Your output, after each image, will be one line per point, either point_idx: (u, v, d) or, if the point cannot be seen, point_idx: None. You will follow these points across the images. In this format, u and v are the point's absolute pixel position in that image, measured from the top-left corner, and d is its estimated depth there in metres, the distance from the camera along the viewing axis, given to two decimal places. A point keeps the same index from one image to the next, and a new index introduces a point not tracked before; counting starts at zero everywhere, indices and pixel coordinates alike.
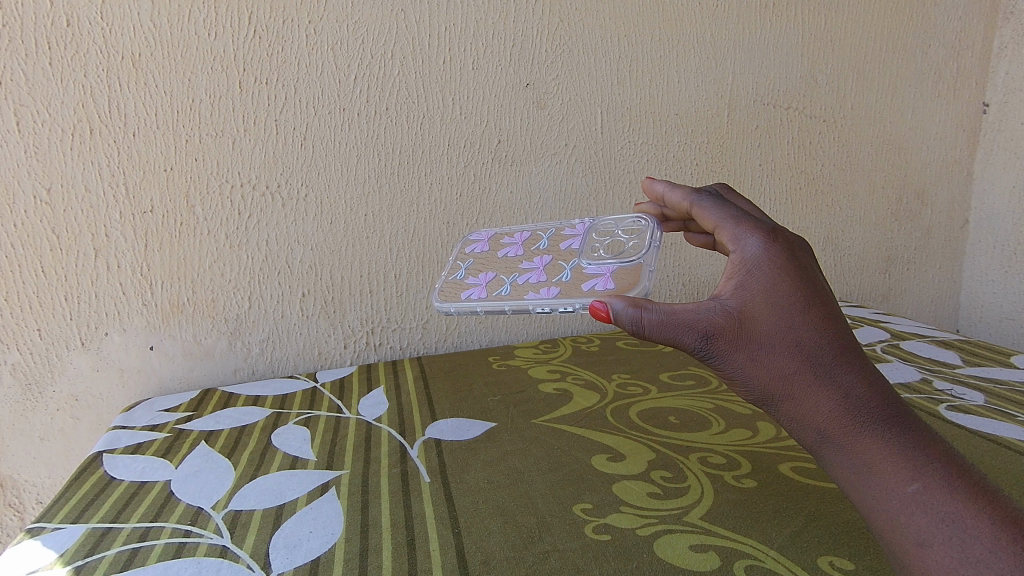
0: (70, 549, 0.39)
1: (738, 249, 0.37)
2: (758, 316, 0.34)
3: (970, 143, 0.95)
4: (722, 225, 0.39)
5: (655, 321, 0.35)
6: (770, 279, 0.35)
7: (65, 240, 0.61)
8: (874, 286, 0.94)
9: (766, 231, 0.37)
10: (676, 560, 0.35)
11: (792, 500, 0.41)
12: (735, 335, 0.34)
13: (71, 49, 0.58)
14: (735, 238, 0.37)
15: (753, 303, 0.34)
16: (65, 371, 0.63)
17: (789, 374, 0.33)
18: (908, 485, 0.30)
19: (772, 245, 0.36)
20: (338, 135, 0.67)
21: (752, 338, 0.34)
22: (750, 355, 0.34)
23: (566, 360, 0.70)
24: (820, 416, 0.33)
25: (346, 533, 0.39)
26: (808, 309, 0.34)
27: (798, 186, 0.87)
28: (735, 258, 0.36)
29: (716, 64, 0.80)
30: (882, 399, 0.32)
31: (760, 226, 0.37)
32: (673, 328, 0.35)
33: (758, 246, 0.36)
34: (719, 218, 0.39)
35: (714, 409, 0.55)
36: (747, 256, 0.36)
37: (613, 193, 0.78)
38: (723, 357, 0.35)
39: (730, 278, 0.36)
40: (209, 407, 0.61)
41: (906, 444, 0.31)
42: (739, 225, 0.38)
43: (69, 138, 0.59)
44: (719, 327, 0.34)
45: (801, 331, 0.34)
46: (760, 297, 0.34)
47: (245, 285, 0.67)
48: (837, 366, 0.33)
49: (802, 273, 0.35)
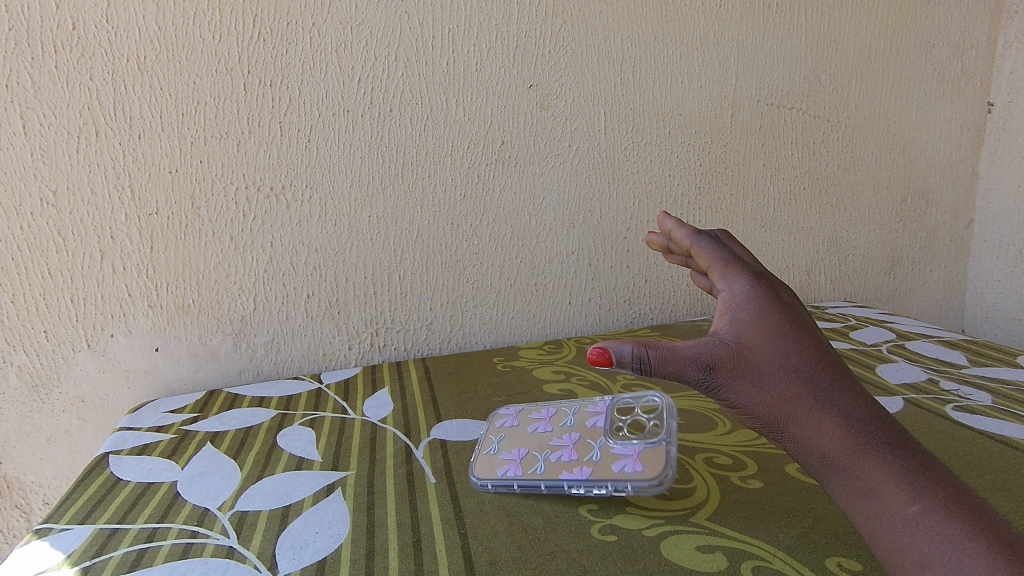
0: (77, 550, 0.39)
1: (729, 289, 0.39)
2: (754, 345, 0.36)
3: (974, 142, 0.95)
4: (714, 267, 0.41)
5: (658, 357, 0.36)
6: (762, 312, 0.37)
7: (71, 242, 0.61)
8: (879, 286, 0.94)
9: (754, 272, 0.40)
10: (683, 560, 0.35)
11: (799, 501, 0.40)
12: (735, 365, 0.36)
13: (77, 52, 0.58)
14: (725, 279, 0.40)
15: (747, 335, 0.36)
16: (71, 372, 0.64)
17: (789, 399, 0.34)
18: (908, 506, 0.30)
19: (759, 285, 0.39)
20: (342, 136, 0.67)
21: (751, 366, 0.36)
22: (751, 384, 0.35)
23: (571, 361, 0.70)
24: (821, 439, 0.33)
25: (352, 533, 0.39)
26: (799, 338, 0.36)
27: (803, 186, 0.87)
28: (725, 296, 0.39)
29: (719, 64, 0.79)
30: (882, 423, 0.33)
31: (748, 268, 0.40)
32: (675, 362, 0.36)
33: (746, 286, 0.39)
34: (711, 260, 0.42)
35: (719, 410, 0.55)
36: (737, 294, 0.38)
37: (616, 194, 0.78)
38: (725, 386, 0.36)
39: (723, 316, 0.38)
40: (215, 408, 0.61)
41: (906, 466, 0.31)
42: (728, 268, 0.41)
43: (75, 141, 0.60)
44: (719, 358, 0.36)
45: (797, 358, 0.35)
46: (754, 328, 0.37)
47: (250, 286, 0.67)
48: (835, 390, 0.34)
49: (790, 308, 0.38)
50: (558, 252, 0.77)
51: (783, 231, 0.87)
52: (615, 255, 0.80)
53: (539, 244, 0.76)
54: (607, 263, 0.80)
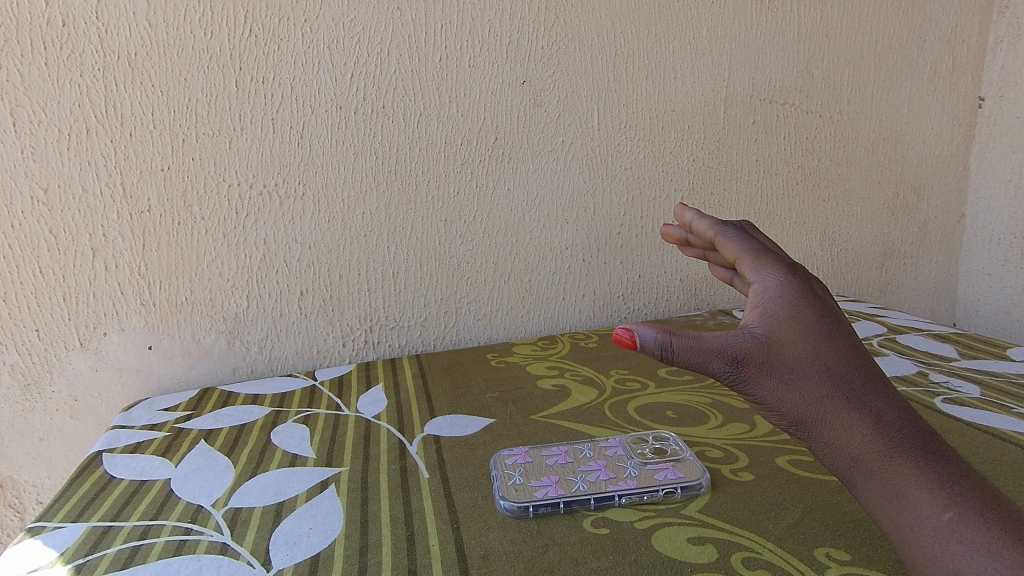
0: (70, 548, 0.39)
1: (760, 281, 0.38)
2: (785, 339, 0.35)
3: (966, 137, 0.95)
4: (744, 258, 0.40)
5: (683, 346, 0.35)
6: (793, 308, 0.36)
7: (63, 240, 0.61)
8: (871, 281, 0.95)
9: (787, 265, 0.38)
10: (674, 552, 0.35)
11: (789, 493, 0.41)
12: (765, 359, 0.34)
13: (66, 49, 0.58)
14: (757, 271, 0.38)
15: (780, 329, 0.35)
16: (64, 371, 0.64)
17: (820, 398, 0.33)
18: (942, 513, 0.30)
19: (792, 278, 0.37)
20: (335, 133, 0.67)
21: (782, 362, 0.34)
22: (780, 380, 0.34)
23: (565, 356, 0.70)
24: (852, 440, 0.33)
25: (346, 529, 0.39)
26: (832, 336, 0.35)
27: (795, 181, 0.87)
28: (757, 288, 0.38)
29: (712, 60, 0.80)
30: (915, 426, 0.32)
31: (778, 261, 0.39)
32: (700, 353, 0.35)
33: (780, 279, 0.37)
34: (741, 251, 0.41)
35: (711, 404, 0.56)
36: (769, 287, 0.37)
37: (610, 190, 0.78)
38: (752, 381, 0.35)
39: (755, 308, 0.37)
40: (209, 406, 0.61)
41: (939, 472, 0.31)
42: (759, 260, 0.39)
43: (66, 138, 0.59)
44: (747, 351, 0.34)
45: (828, 355, 0.34)
46: (787, 323, 0.35)
47: (243, 284, 0.67)
48: (868, 391, 0.33)
49: (823, 303, 0.36)
50: (552, 248, 0.77)
51: (775, 226, 0.87)
52: (609, 250, 0.80)
53: (533, 239, 0.76)
54: (601, 258, 0.80)
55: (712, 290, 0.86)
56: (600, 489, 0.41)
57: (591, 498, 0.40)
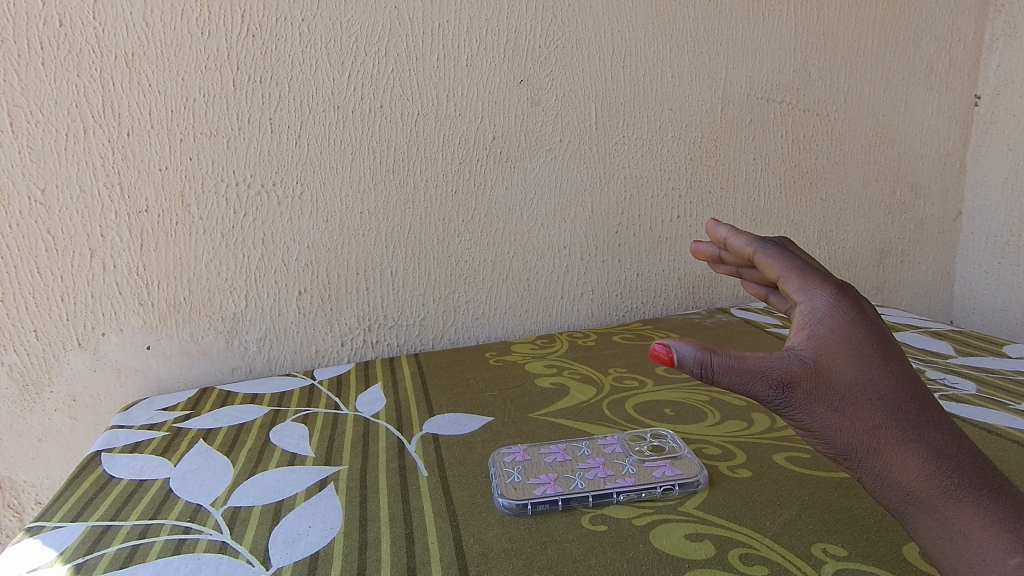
0: (70, 547, 0.39)
1: (807, 301, 0.35)
2: (836, 365, 0.33)
3: (962, 135, 0.95)
4: (788, 276, 0.37)
5: (724, 366, 0.33)
6: (844, 331, 0.33)
7: (61, 241, 0.61)
8: (869, 279, 0.95)
9: (836, 286, 0.36)
10: (672, 548, 0.36)
11: (787, 489, 0.41)
12: (814, 385, 0.32)
13: (63, 49, 0.58)
14: (802, 290, 0.36)
15: (830, 353, 0.33)
16: (62, 371, 0.64)
17: (874, 430, 0.32)
18: (1008, 556, 0.29)
19: (842, 299, 0.35)
20: (333, 133, 0.67)
21: (832, 389, 0.32)
22: (830, 407, 0.32)
23: (563, 355, 0.70)
24: (909, 476, 0.31)
25: (345, 527, 0.39)
26: (885, 362, 0.33)
27: (793, 179, 0.87)
28: (804, 308, 0.35)
29: (709, 58, 0.80)
30: (976, 463, 0.31)
31: (826, 280, 0.36)
32: (744, 375, 0.32)
33: (828, 300, 0.35)
34: (785, 268, 0.38)
35: (709, 402, 0.56)
36: (818, 308, 0.35)
37: (608, 188, 0.79)
38: (799, 407, 0.32)
39: (801, 329, 0.34)
40: (207, 406, 0.61)
41: (1002, 512, 0.30)
42: (805, 278, 0.37)
43: (63, 139, 0.59)
44: (795, 375, 0.32)
45: (882, 384, 0.32)
46: (837, 347, 0.33)
47: (242, 283, 0.67)
48: (924, 423, 0.32)
49: (873, 325, 0.34)
50: (550, 247, 0.78)
51: (772, 225, 0.87)
52: (607, 249, 0.80)
53: (531, 238, 0.77)
54: (599, 257, 0.80)
55: (710, 289, 0.86)
56: (598, 487, 0.41)
57: (588, 495, 0.40)
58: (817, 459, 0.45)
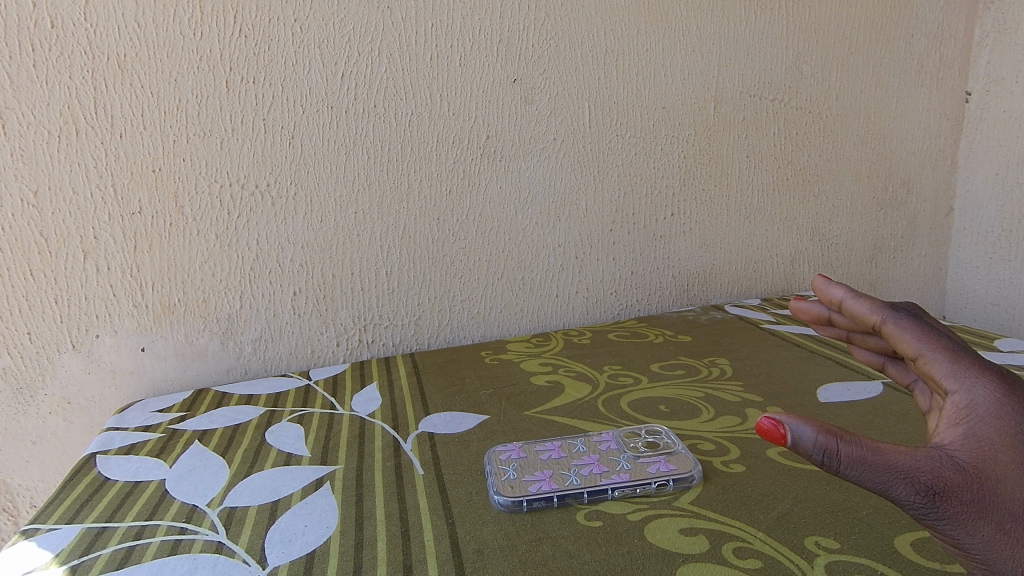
0: (65, 549, 0.39)
1: (963, 391, 0.29)
2: (999, 475, 0.27)
3: (953, 131, 0.96)
4: (933, 357, 0.30)
5: (853, 458, 0.28)
6: (1017, 435, 0.27)
7: (54, 243, 0.61)
8: (862, 275, 0.96)
9: (1001, 375, 0.29)
10: (666, 543, 0.36)
11: (780, 483, 0.41)
12: (970, 495, 0.27)
13: (55, 51, 0.58)
14: (957, 379, 0.29)
15: (993, 461, 0.27)
16: (56, 374, 0.63)
17: None
18: None
19: (1012, 393, 0.28)
20: (326, 133, 0.67)
21: (995, 502, 0.27)
22: (991, 524, 0.27)
23: (559, 353, 0.71)
24: None
25: (341, 526, 0.39)
26: None
27: (786, 177, 0.88)
28: (959, 400, 0.29)
29: (701, 56, 0.80)
30: None
31: (987, 367, 0.29)
32: (878, 472, 0.28)
33: (992, 393, 0.28)
34: (929, 346, 0.31)
35: (703, 398, 0.56)
36: (979, 403, 0.28)
37: (601, 187, 0.79)
38: (949, 518, 0.28)
39: (954, 425, 0.29)
40: (202, 407, 0.61)
41: None
42: (960, 362, 0.30)
43: (56, 140, 0.59)
44: (946, 481, 0.27)
45: None
46: (1004, 453, 0.27)
47: (236, 285, 0.67)
48: None
49: None
50: (545, 245, 0.78)
51: (766, 222, 0.88)
52: (602, 247, 0.80)
53: (525, 237, 0.77)
54: (594, 255, 0.80)
55: (704, 286, 0.87)
56: (592, 483, 0.41)
57: (584, 492, 0.40)
58: None
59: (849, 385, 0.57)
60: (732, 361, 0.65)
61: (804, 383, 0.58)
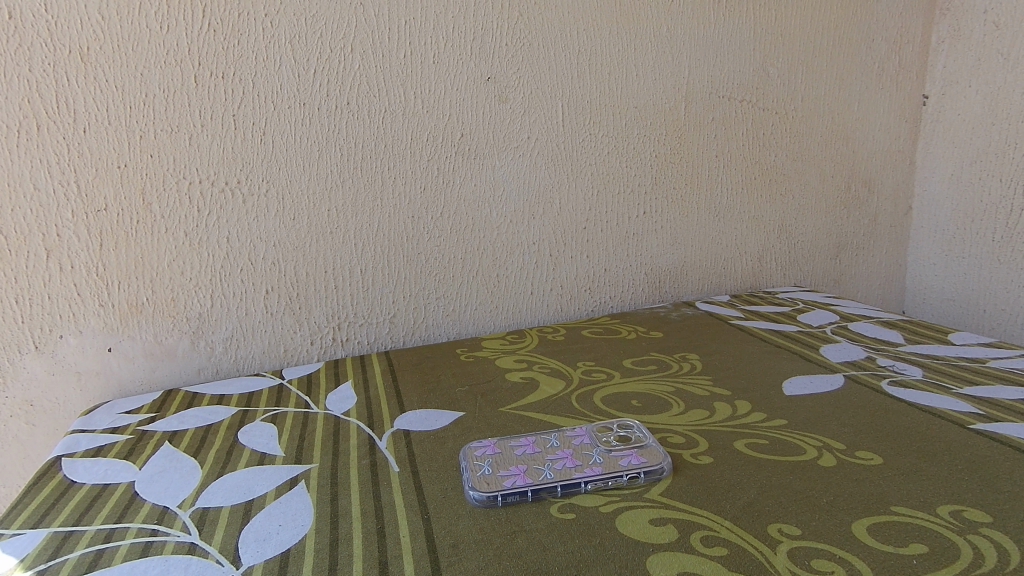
0: (31, 554, 0.38)
1: None
2: None
3: (912, 133, 1.00)
4: None
5: None
6: None
7: (14, 241, 0.59)
8: (826, 271, 0.99)
9: None
10: (637, 533, 0.37)
11: (746, 474, 0.43)
12: None
13: (14, 43, 0.56)
14: None
15: None
16: (18, 375, 0.62)
17: None
18: None
19: None
20: (298, 130, 0.66)
21: None
22: None
23: (533, 350, 0.71)
24: None
25: (316, 525, 0.39)
26: None
27: (753, 176, 0.90)
28: None
29: (672, 58, 0.82)
30: None
31: None
32: None
33: None
34: None
35: (674, 392, 0.57)
36: None
37: (575, 186, 0.80)
38: None
39: None
40: (172, 408, 0.60)
41: None
42: None
43: (15, 136, 0.57)
44: None
45: None
46: None
47: (207, 283, 0.66)
48: None
49: None
50: (519, 243, 0.78)
51: (735, 220, 0.90)
52: (576, 245, 0.82)
53: (500, 235, 0.77)
54: (568, 253, 0.81)
55: (676, 283, 0.88)
56: (566, 477, 0.42)
57: (557, 485, 0.41)
58: (775, 445, 0.47)
59: (812, 378, 0.59)
60: (702, 355, 0.66)
61: (770, 376, 0.60)
